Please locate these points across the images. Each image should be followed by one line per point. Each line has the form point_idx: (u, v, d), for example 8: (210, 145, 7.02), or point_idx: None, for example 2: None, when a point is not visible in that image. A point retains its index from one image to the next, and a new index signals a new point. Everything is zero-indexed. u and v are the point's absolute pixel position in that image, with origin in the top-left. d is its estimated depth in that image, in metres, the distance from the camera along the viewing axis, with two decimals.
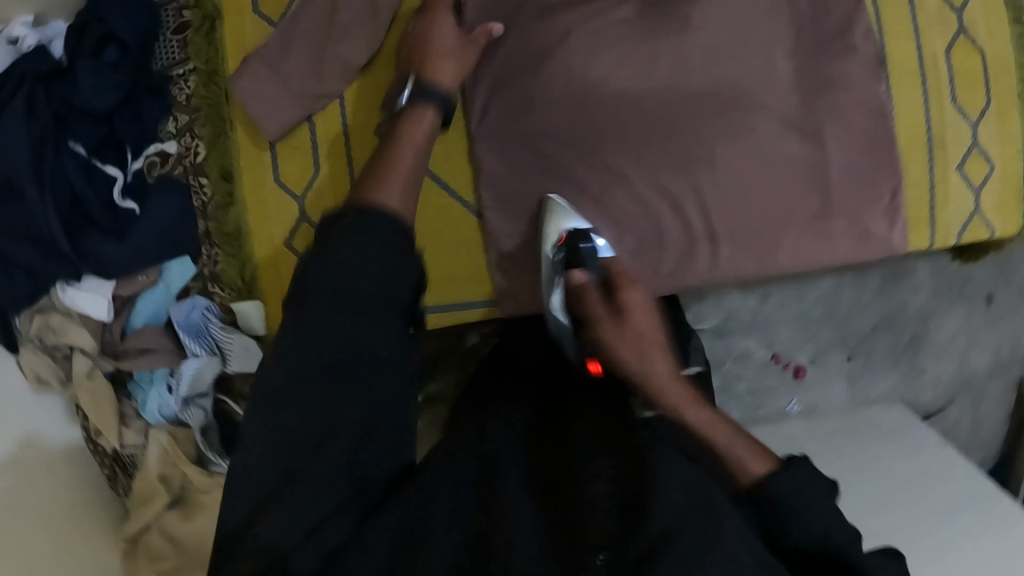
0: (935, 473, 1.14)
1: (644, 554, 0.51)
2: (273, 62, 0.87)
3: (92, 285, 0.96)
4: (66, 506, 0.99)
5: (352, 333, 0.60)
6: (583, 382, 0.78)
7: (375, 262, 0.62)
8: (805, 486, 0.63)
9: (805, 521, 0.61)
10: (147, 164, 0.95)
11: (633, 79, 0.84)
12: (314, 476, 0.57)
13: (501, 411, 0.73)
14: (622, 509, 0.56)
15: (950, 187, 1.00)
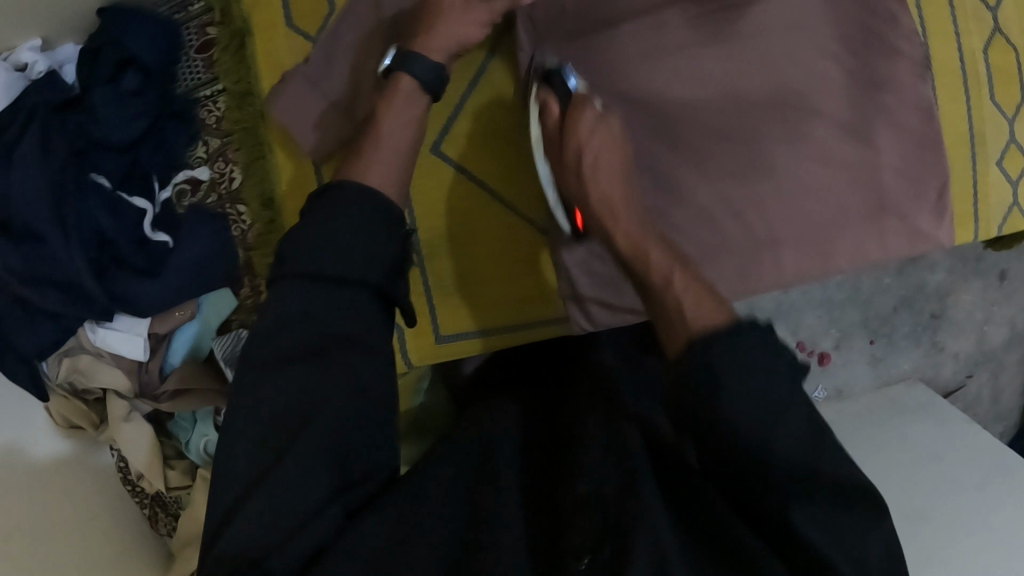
0: (960, 474, 1.13)
1: (617, 552, 0.57)
2: (316, 79, 0.82)
3: (126, 324, 0.90)
4: (113, 549, 0.94)
5: (326, 318, 0.62)
6: (567, 383, 0.85)
7: (347, 241, 0.63)
8: (746, 356, 0.56)
9: (734, 398, 0.55)
10: (176, 193, 0.90)
11: (691, 86, 0.81)
12: (297, 455, 0.57)
13: (496, 418, 0.79)
14: (615, 511, 0.62)
15: (990, 181, 0.97)
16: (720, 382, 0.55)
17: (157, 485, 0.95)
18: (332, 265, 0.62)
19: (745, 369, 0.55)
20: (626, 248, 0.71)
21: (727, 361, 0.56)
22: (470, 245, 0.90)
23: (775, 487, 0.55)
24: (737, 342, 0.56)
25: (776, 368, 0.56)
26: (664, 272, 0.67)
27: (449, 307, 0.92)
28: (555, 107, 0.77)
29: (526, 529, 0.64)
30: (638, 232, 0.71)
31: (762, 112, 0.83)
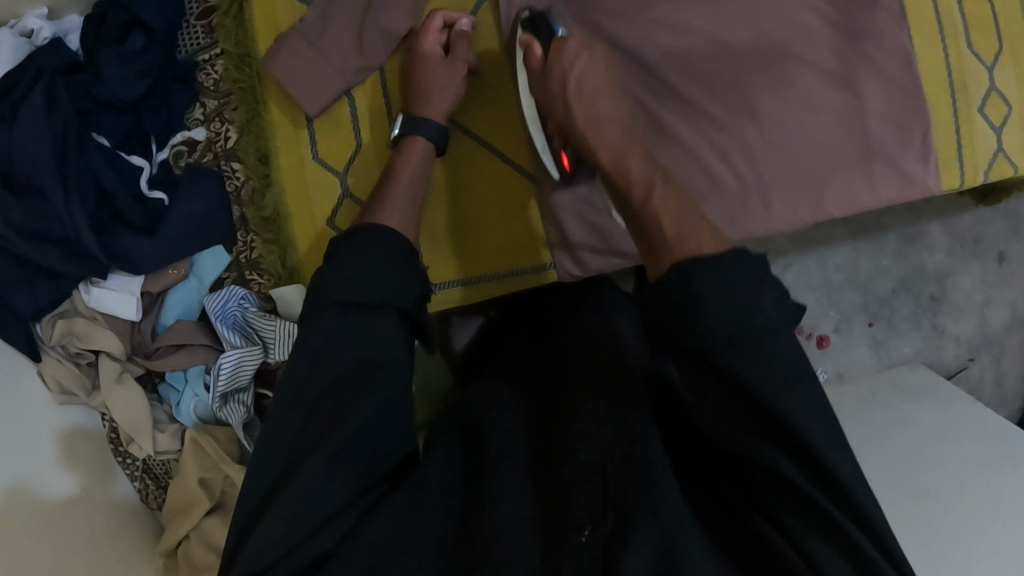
0: (971, 429, 1.09)
1: (619, 521, 0.56)
2: (313, 37, 0.82)
3: (119, 283, 0.91)
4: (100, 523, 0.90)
5: (354, 347, 0.59)
6: (563, 347, 0.78)
7: (374, 274, 0.61)
8: (728, 277, 0.51)
9: (714, 313, 0.50)
10: (173, 154, 0.93)
11: (676, 34, 0.83)
12: (312, 464, 0.55)
13: (494, 395, 0.75)
14: (617, 483, 0.59)
15: (975, 127, 0.98)
16: (696, 305, 0.51)
17: (146, 447, 0.93)
18: (361, 295, 0.60)
19: (723, 299, 0.50)
20: (610, 160, 0.68)
21: (710, 292, 0.51)
22: (458, 199, 0.91)
23: (765, 425, 0.51)
24: (722, 270, 0.51)
25: (763, 298, 0.51)
26: (644, 181, 0.64)
27: (441, 257, 0.92)
28: (538, 48, 0.77)
29: (529, 500, 0.62)
30: (621, 145, 0.69)
31: (746, 60, 0.85)
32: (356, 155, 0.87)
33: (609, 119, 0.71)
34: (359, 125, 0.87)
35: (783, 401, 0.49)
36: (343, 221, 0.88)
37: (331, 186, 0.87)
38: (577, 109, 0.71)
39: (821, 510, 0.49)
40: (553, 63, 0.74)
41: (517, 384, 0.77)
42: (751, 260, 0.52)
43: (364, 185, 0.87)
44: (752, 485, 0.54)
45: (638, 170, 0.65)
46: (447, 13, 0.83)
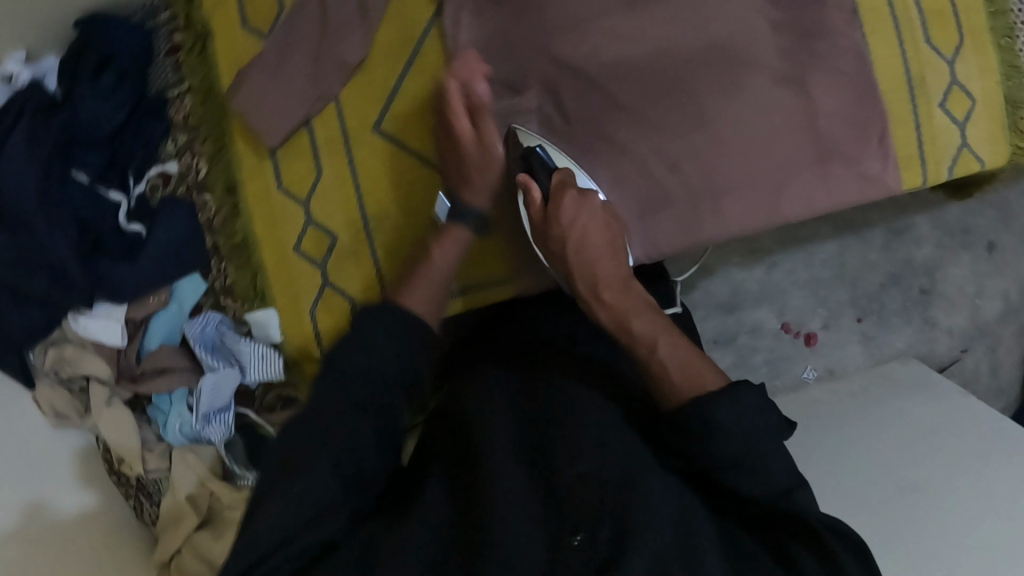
0: (960, 419, 1.02)
1: (618, 536, 0.56)
2: (271, 68, 0.85)
3: (104, 310, 0.95)
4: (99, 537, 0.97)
5: (370, 380, 0.66)
6: (560, 352, 0.80)
7: (391, 348, 0.68)
8: (742, 413, 0.63)
9: (728, 435, 0.62)
10: (149, 187, 0.95)
11: (622, 45, 0.85)
12: (308, 473, 0.59)
13: (486, 389, 0.75)
14: (616, 499, 0.59)
15: (935, 123, 0.99)
16: (713, 431, 0.63)
17: (135, 467, 0.97)
18: (376, 363, 0.67)
19: (739, 424, 0.63)
20: (613, 323, 0.75)
21: (724, 421, 0.63)
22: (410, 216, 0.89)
23: (773, 510, 0.62)
24: (734, 402, 0.63)
25: (768, 434, 0.64)
26: (648, 340, 0.73)
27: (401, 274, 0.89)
28: (536, 189, 0.80)
29: (529, 497, 0.61)
30: (626, 305, 0.76)
31: (693, 68, 0.86)
32: (317, 183, 0.88)
33: (611, 278, 0.77)
34: (319, 153, 0.87)
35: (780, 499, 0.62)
36: (311, 247, 0.89)
37: (294, 214, 0.88)
38: (578, 276, 0.78)
39: (818, 539, 0.59)
40: (552, 221, 0.78)
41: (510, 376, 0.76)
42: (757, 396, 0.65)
43: (328, 212, 0.87)
44: (766, 538, 0.63)
45: (640, 329, 0.74)
46: (467, 72, 0.81)
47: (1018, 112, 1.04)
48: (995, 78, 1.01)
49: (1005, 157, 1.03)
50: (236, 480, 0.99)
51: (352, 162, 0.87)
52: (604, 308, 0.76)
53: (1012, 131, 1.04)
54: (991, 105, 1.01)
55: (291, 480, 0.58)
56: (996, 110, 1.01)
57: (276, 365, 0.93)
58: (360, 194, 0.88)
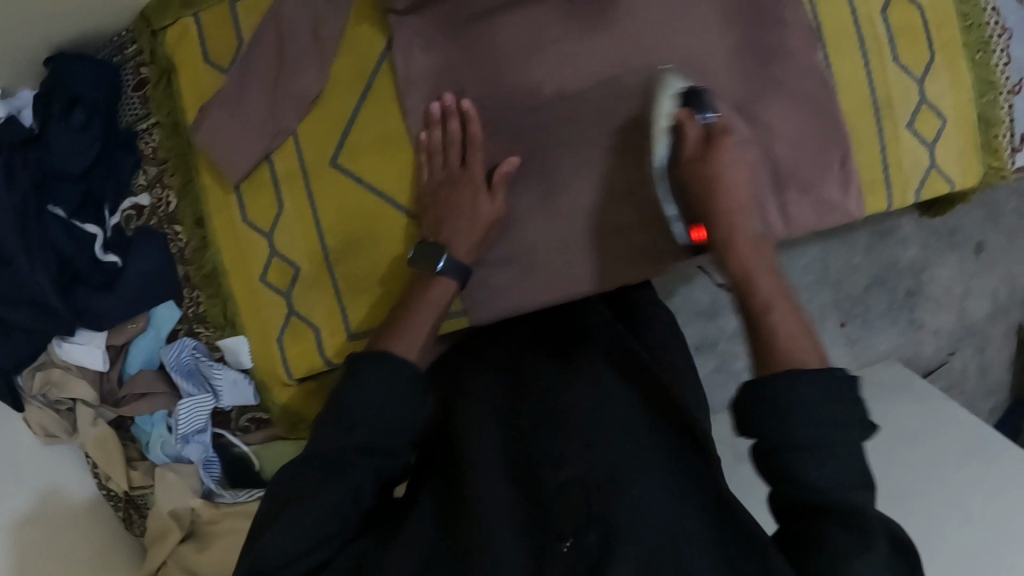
0: (934, 422, 1.02)
1: (604, 540, 0.61)
2: (232, 106, 0.87)
3: (86, 337, 1.00)
4: (94, 547, 1.04)
5: (373, 421, 0.66)
6: (557, 355, 0.80)
7: (390, 399, 0.66)
8: (829, 396, 0.60)
9: (807, 413, 0.59)
10: (124, 218, 0.98)
11: (574, 74, 0.84)
12: (314, 505, 0.62)
13: (479, 394, 0.77)
14: (601, 503, 0.63)
15: (901, 144, 0.98)
16: (789, 413, 0.60)
17: (121, 484, 1.02)
18: (379, 412, 0.66)
19: (820, 408, 0.60)
20: (738, 274, 0.70)
21: (809, 398, 0.60)
22: (367, 248, 0.87)
23: (813, 509, 0.59)
24: (822, 381, 0.60)
25: (853, 422, 0.60)
26: (765, 301, 0.69)
27: (361, 305, 0.89)
28: (690, 130, 0.75)
29: (515, 502, 0.67)
30: (755, 262, 0.70)
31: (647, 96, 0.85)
32: (279, 217, 0.89)
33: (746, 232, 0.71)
34: (280, 187, 0.88)
35: (836, 495, 0.58)
36: (276, 278, 0.91)
37: (259, 246, 0.91)
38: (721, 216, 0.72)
39: (869, 533, 0.56)
40: (706, 161, 0.73)
41: (504, 383, 0.79)
42: (842, 380, 0.61)
43: (291, 244, 0.89)
44: (796, 531, 0.61)
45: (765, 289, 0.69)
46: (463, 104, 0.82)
47: (993, 129, 1.02)
48: (966, 96, 1.00)
49: (976, 176, 1.02)
50: (216, 501, 1.01)
51: (310, 197, 0.88)
52: (736, 255, 0.71)
53: (986, 149, 1.03)
54: (962, 123, 1.00)
55: (297, 509, 0.62)
56: (967, 129, 1.00)
57: (247, 391, 0.97)
58: (320, 227, 0.88)
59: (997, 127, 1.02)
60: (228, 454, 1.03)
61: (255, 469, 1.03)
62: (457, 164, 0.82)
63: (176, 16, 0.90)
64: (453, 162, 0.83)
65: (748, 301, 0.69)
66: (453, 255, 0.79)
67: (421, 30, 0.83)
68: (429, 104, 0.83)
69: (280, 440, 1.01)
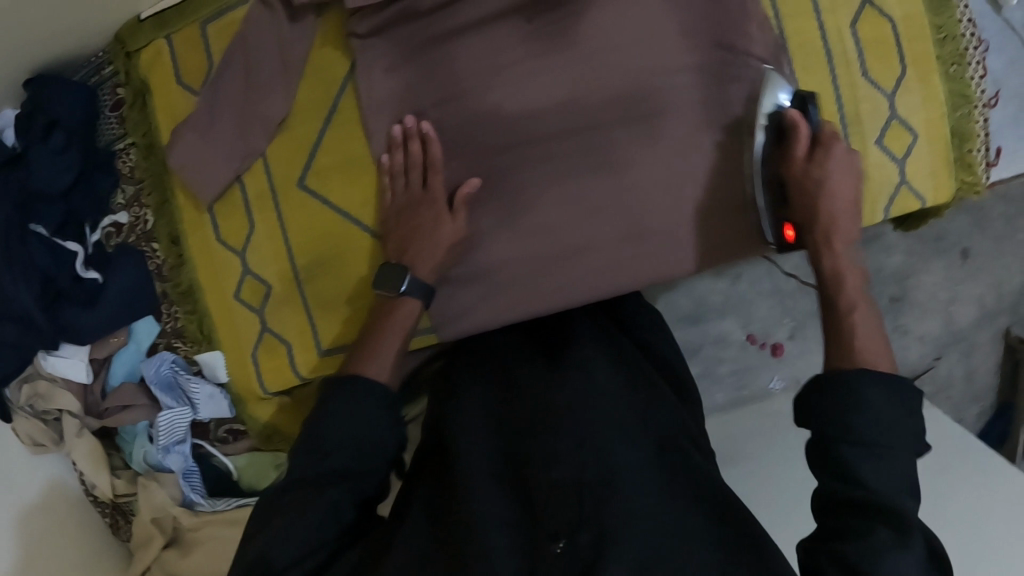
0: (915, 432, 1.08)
1: (598, 538, 0.59)
2: (203, 128, 0.88)
3: (70, 350, 1.03)
4: (83, 553, 1.07)
5: (356, 435, 0.68)
6: (543, 361, 0.81)
7: (368, 417, 0.69)
8: (891, 406, 0.62)
9: (871, 412, 0.62)
10: (104, 235, 1.01)
11: (536, 96, 0.85)
12: (305, 512, 0.63)
13: (466, 405, 0.78)
14: (593, 504, 0.62)
15: (870, 161, 0.98)
16: (853, 408, 0.62)
17: (105, 493, 1.06)
18: (360, 428, 0.68)
19: (881, 410, 0.62)
20: (828, 273, 0.74)
21: (874, 398, 0.62)
22: (335, 266, 0.89)
23: (856, 508, 0.59)
24: (887, 385, 0.63)
25: (909, 431, 0.62)
26: (850, 303, 0.71)
27: (329, 322, 0.91)
28: (803, 130, 0.79)
29: (504, 507, 0.66)
30: (846, 263, 0.74)
31: (607, 116, 0.86)
32: (250, 236, 0.91)
33: (846, 235, 0.75)
34: (252, 207, 0.91)
35: (884, 495, 0.58)
36: (249, 295, 0.93)
37: (232, 263, 0.93)
38: (825, 214, 0.76)
39: (909, 533, 0.56)
40: (816, 163, 0.77)
41: (491, 394, 0.80)
42: (908, 396, 0.64)
43: (263, 262, 0.91)
44: (826, 529, 0.61)
45: (852, 290, 0.72)
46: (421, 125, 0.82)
47: (966, 144, 1.01)
48: (939, 110, 0.99)
49: (949, 192, 1.01)
50: (196, 510, 1.04)
51: (280, 217, 0.90)
52: (830, 253, 0.74)
53: (959, 165, 1.02)
54: (934, 138, 0.99)
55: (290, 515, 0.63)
56: (940, 144, 1.00)
57: (224, 405, 1.00)
58: (289, 247, 0.90)
59: (970, 141, 1.01)
60: (208, 464, 1.06)
61: (234, 480, 1.06)
62: (418, 185, 0.84)
63: (149, 39, 0.93)
64: (415, 184, 0.84)
65: (832, 299, 0.73)
66: (416, 276, 0.80)
67: (383, 52, 0.85)
68: (390, 128, 0.84)
69: (257, 451, 1.04)
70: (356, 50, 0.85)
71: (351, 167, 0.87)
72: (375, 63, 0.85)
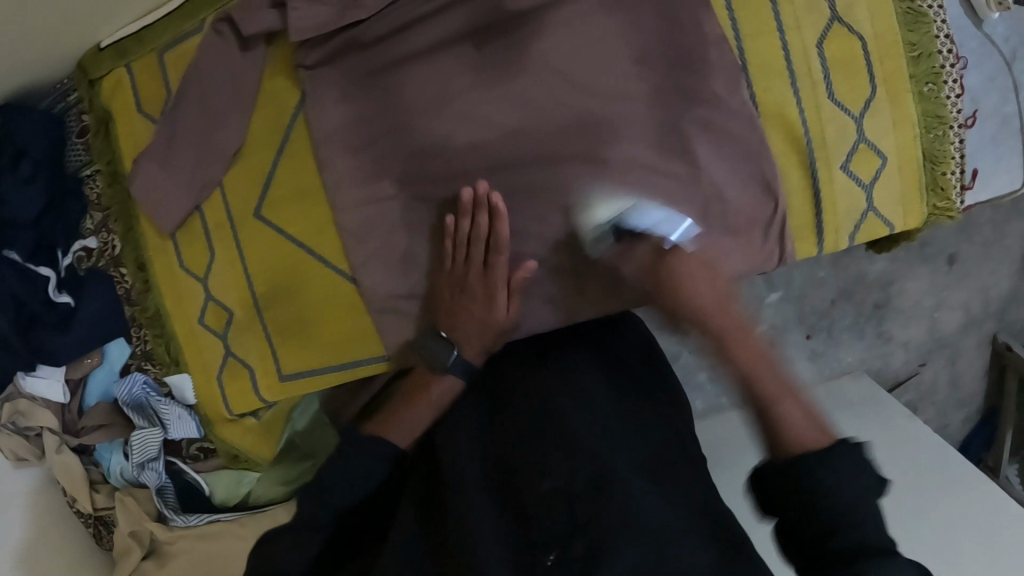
0: (900, 443, 1.15)
1: (588, 551, 0.61)
2: (161, 159, 0.89)
3: (48, 371, 1.04)
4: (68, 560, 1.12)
5: (351, 482, 0.72)
6: (541, 373, 0.83)
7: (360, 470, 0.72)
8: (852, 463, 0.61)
9: (833, 477, 0.60)
10: (76, 259, 1.00)
11: (485, 126, 0.84)
12: (300, 543, 0.70)
13: (460, 420, 0.81)
14: (585, 512, 0.64)
15: (835, 187, 0.96)
16: (815, 477, 0.60)
17: (85, 506, 1.09)
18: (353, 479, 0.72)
19: (842, 475, 0.60)
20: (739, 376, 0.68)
21: (831, 465, 0.60)
22: (291, 295, 0.92)
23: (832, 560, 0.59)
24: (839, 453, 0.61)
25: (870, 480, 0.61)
26: (773, 393, 0.66)
27: (288, 350, 0.95)
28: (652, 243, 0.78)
29: (499, 519, 0.68)
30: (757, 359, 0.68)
31: (558, 143, 0.84)
32: (212, 264, 0.93)
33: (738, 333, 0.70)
34: (212, 236, 0.92)
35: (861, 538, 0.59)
36: (212, 321, 0.95)
37: (195, 290, 0.95)
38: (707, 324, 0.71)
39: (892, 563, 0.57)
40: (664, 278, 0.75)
41: (485, 411, 0.82)
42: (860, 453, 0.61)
43: (226, 291, 0.94)
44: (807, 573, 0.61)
45: (767, 386, 0.66)
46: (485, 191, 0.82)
47: (939, 167, 0.98)
48: (910, 132, 0.96)
49: (916, 216, 1.00)
50: (171, 526, 1.07)
51: (239, 245, 0.92)
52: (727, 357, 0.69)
53: (931, 190, 0.99)
54: (903, 163, 0.97)
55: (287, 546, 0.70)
56: (910, 168, 0.97)
57: (192, 425, 1.03)
58: (248, 275, 0.93)
59: (944, 164, 0.98)
60: (181, 480, 1.08)
61: (206, 494, 1.09)
62: (477, 261, 0.85)
63: (109, 67, 0.94)
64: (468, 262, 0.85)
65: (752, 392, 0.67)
66: (462, 354, 0.85)
67: (332, 83, 0.86)
68: (462, 191, 0.82)
69: (225, 469, 1.08)
70: (308, 82, 0.86)
71: (299, 201, 0.89)
72: (324, 95, 0.86)
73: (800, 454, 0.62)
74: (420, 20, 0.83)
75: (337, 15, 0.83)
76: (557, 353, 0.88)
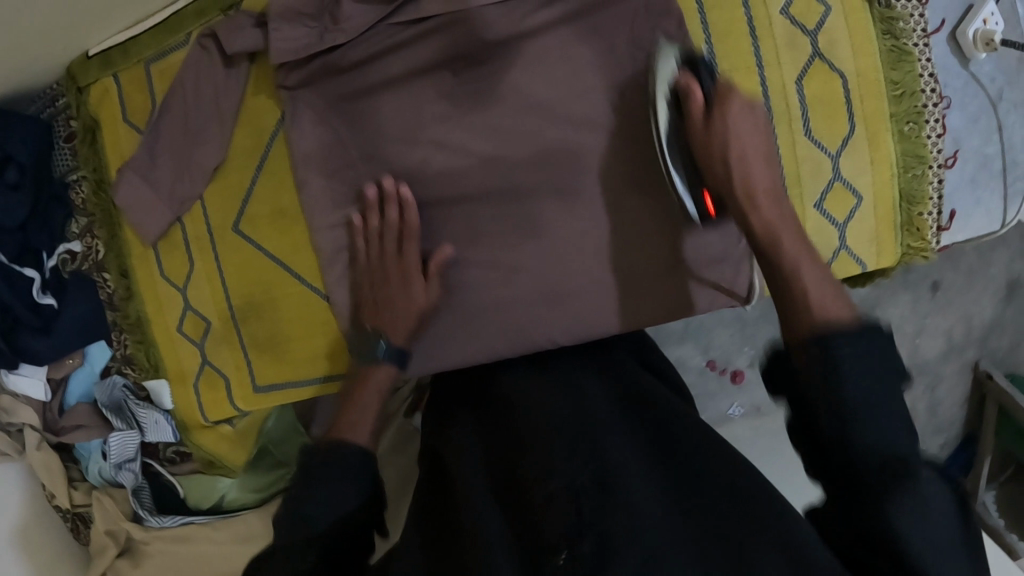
0: None
1: (599, 544, 0.56)
2: (144, 170, 0.90)
3: (31, 370, 1.05)
4: (47, 557, 1.13)
5: (337, 483, 0.66)
6: (534, 387, 0.80)
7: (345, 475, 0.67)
8: (870, 358, 0.59)
9: (856, 372, 0.59)
10: (60, 261, 1.02)
11: (460, 154, 0.86)
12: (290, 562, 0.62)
13: (460, 433, 0.78)
14: (593, 510, 0.59)
15: (808, 224, 0.97)
16: (839, 371, 0.59)
17: (63, 503, 1.11)
18: (337, 485, 0.66)
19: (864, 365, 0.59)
20: (760, 229, 0.74)
21: (849, 360, 0.59)
22: (269, 310, 0.94)
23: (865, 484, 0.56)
24: (860, 341, 0.60)
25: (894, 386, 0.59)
26: (792, 260, 0.71)
27: (262, 361, 0.97)
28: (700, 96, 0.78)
29: (506, 526, 0.63)
30: (777, 219, 0.74)
31: (531, 176, 0.87)
32: (193, 275, 0.95)
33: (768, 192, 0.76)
34: (194, 248, 0.94)
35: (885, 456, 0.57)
36: (192, 330, 0.97)
37: (175, 299, 0.96)
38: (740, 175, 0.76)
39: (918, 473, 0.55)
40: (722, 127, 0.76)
41: (481, 422, 0.79)
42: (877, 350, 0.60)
43: (205, 303, 0.96)
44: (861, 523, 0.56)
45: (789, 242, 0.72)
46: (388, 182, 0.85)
47: (915, 208, 0.99)
48: (888, 171, 0.97)
49: (891, 253, 1.01)
50: (146, 525, 1.08)
51: (218, 259, 0.94)
52: (756, 212, 0.74)
53: (906, 230, 1.00)
54: (877, 203, 0.98)
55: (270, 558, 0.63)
56: (886, 207, 0.98)
57: (168, 430, 1.04)
58: (226, 290, 0.95)
59: (920, 205, 0.99)
60: (157, 481, 1.11)
61: (181, 497, 1.11)
62: (392, 251, 0.86)
63: (96, 76, 0.95)
64: (388, 251, 0.86)
65: (774, 259, 0.72)
66: (392, 343, 0.85)
67: (312, 104, 0.87)
68: (366, 190, 0.86)
69: (201, 474, 1.09)
70: (288, 101, 0.87)
71: (278, 214, 0.91)
72: (304, 115, 0.87)
73: (819, 334, 0.62)
74: (398, 46, 0.84)
75: (317, 36, 0.84)
76: (556, 367, 0.85)
